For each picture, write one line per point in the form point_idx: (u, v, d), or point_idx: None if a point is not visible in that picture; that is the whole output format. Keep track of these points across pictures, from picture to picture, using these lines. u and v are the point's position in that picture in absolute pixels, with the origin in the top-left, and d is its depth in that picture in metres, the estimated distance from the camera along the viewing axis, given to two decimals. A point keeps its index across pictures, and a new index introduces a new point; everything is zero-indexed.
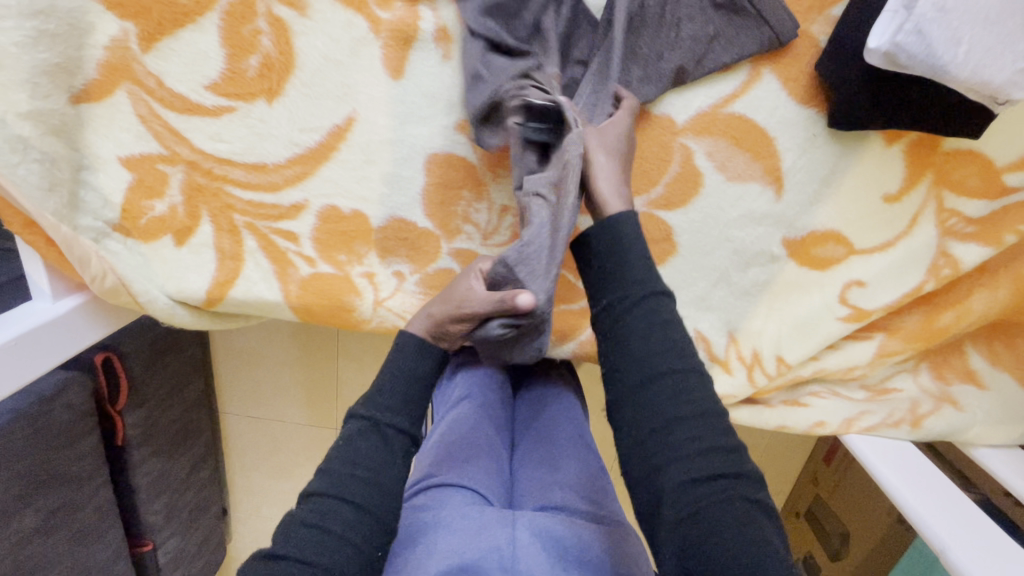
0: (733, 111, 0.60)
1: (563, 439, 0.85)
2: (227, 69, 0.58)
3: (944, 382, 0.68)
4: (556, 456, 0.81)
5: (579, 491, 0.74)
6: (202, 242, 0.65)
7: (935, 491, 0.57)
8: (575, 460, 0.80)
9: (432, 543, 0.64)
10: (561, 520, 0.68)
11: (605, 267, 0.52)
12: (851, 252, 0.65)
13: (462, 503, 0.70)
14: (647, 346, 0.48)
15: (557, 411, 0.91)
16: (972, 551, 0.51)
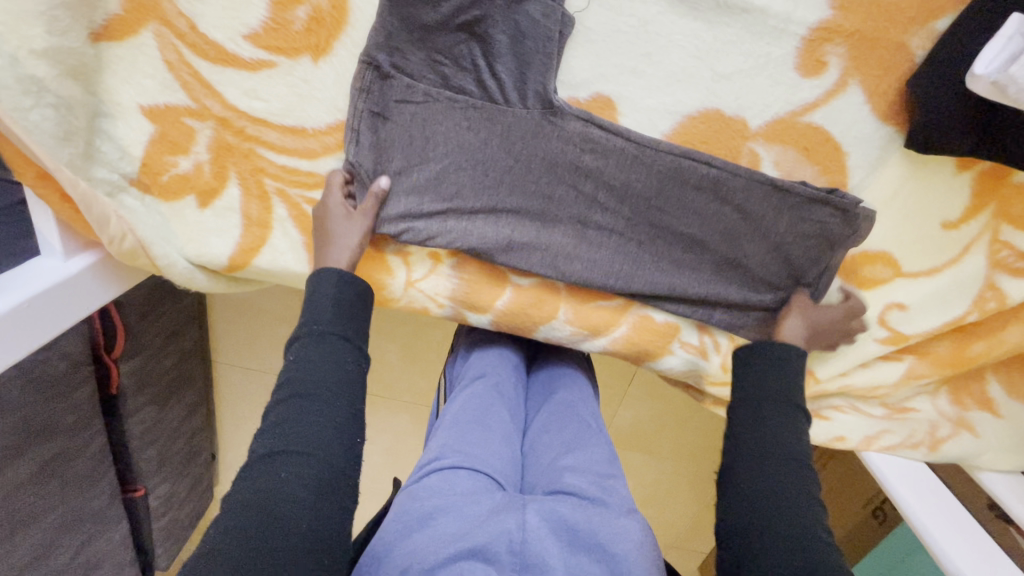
0: (811, 121, 0.56)
1: (575, 423, 0.84)
2: (270, 19, 0.51)
3: (961, 407, 0.69)
4: (568, 440, 0.81)
5: (594, 477, 0.74)
6: (228, 206, 0.60)
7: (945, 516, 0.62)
8: (590, 445, 0.80)
9: (444, 526, 0.64)
10: (573, 504, 0.68)
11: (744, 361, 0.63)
12: (898, 273, 0.65)
13: (473, 488, 0.70)
14: (774, 429, 0.55)
15: (572, 397, 0.90)
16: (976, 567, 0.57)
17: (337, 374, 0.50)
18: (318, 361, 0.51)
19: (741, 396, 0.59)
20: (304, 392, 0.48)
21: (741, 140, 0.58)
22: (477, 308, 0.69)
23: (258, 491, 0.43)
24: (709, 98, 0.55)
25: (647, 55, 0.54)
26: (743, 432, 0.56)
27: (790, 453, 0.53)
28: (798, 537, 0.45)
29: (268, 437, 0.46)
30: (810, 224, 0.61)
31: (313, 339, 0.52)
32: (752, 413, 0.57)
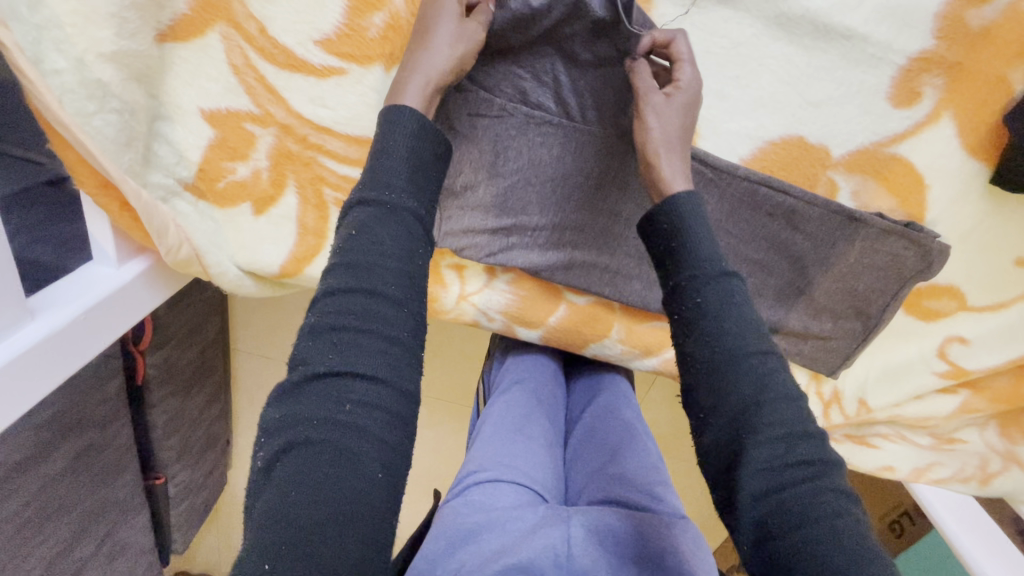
0: (896, 152, 0.54)
1: (614, 429, 0.82)
2: (344, 25, 0.49)
3: (1010, 441, 0.68)
4: (609, 447, 0.78)
5: (640, 485, 0.70)
6: (284, 214, 0.58)
7: (999, 553, 0.60)
8: (633, 451, 0.76)
9: (491, 540, 0.61)
10: (620, 515, 0.65)
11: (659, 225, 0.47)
12: (963, 307, 0.64)
13: (516, 500, 0.67)
14: (734, 354, 0.42)
15: (609, 404, 0.87)
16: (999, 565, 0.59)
17: (396, 263, 0.39)
18: (384, 248, 0.39)
19: (664, 233, 0.47)
20: (365, 288, 0.38)
21: (822, 168, 0.56)
22: (529, 324, 0.68)
23: (321, 420, 0.35)
24: (794, 125, 0.54)
25: (735, 78, 0.52)
26: (706, 284, 0.44)
27: (756, 344, 0.42)
28: (794, 464, 0.39)
29: (321, 357, 0.36)
30: (885, 255, 0.59)
31: (380, 213, 0.40)
32: (700, 287, 0.44)
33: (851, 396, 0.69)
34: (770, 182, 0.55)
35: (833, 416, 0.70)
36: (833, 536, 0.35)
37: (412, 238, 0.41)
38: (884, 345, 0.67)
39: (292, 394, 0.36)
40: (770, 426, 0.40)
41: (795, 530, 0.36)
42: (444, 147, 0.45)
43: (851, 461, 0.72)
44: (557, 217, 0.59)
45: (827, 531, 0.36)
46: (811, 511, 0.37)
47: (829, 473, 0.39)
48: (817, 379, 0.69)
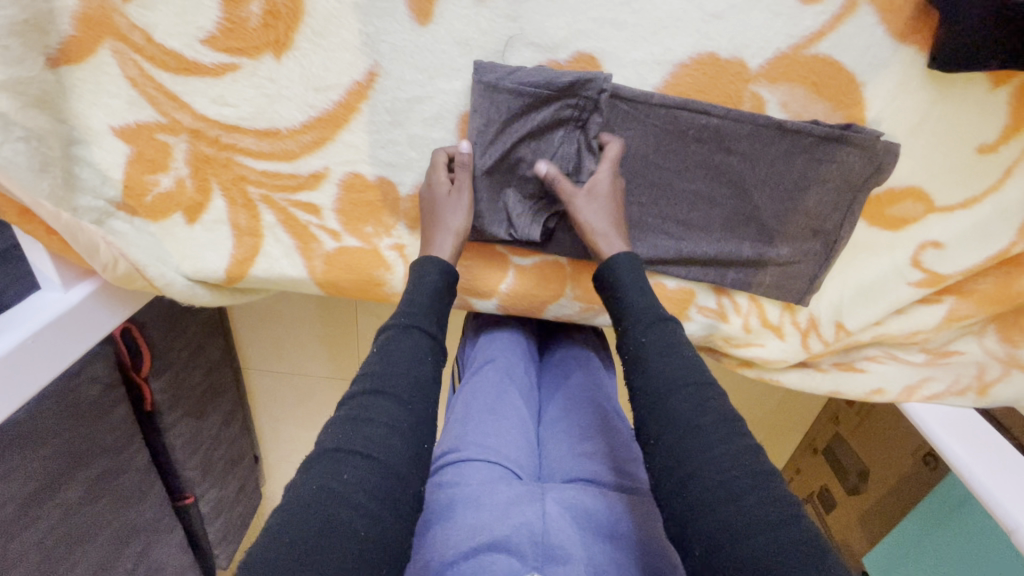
0: (818, 52, 0.51)
1: (588, 405, 0.78)
2: (224, 19, 0.49)
3: (1012, 345, 0.63)
4: (584, 424, 0.75)
5: (610, 463, 0.69)
6: (216, 218, 0.60)
7: (997, 470, 0.55)
8: (607, 430, 0.74)
9: (461, 520, 0.59)
10: (593, 492, 0.64)
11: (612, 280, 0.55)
12: (931, 210, 0.59)
13: (491, 478, 0.64)
14: (670, 367, 0.49)
15: (586, 381, 0.83)
16: (1005, 485, 0.54)
17: (407, 374, 0.48)
18: (400, 355, 0.49)
19: (617, 287, 0.55)
20: (384, 387, 0.47)
21: (741, 84, 0.53)
22: (481, 294, 0.67)
23: (327, 484, 0.40)
24: (702, 41, 0.51)
25: (628, 2, 0.50)
26: (649, 328, 0.51)
27: (693, 375, 0.48)
28: (734, 472, 0.41)
29: (343, 434, 0.43)
30: (828, 165, 0.55)
31: (396, 333, 0.50)
32: (642, 330, 0.52)
33: (828, 321, 0.66)
34: (685, 106, 0.53)
35: (812, 344, 0.67)
36: (779, 530, 0.37)
37: (417, 351, 0.50)
38: (852, 262, 0.63)
39: (306, 466, 0.42)
40: (706, 444, 0.43)
41: (742, 527, 0.38)
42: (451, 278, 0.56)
43: (842, 388, 0.68)
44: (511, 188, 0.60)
45: (769, 529, 0.37)
46: (755, 514, 0.39)
47: (771, 477, 0.41)
48: (789, 308, 0.67)
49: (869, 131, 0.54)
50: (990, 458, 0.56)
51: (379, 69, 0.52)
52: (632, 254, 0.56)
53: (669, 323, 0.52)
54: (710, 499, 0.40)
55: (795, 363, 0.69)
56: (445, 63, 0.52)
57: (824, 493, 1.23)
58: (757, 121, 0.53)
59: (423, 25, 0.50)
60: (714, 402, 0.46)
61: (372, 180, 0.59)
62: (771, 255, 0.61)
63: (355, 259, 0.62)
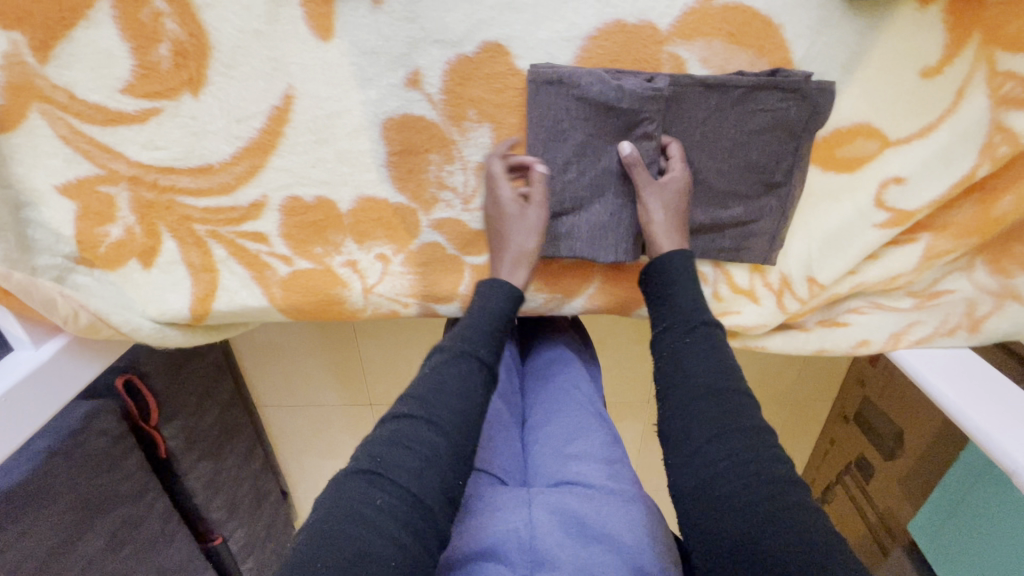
0: (726, 1, 0.50)
1: (572, 404, 0.73)
2: (137, 66, 0.50)
3: (1004, 276, 0.59)
4: (569, 424, 0.70)
5: (597, 463, 0.64)
6: (171, 260, 0.61)
7: (997, 414, 0.51)
8: (594, 429, 0.69)
9: (447, 544, 0.57)
10: (581, 495, 0.60)
11: (664, 283, 0.54)
12: (885, 145, 0.56)
13: (478, 487, 0.62)
14: (701, 368, 0.47)
15: (569, 377, 0.78)
16: (1006, 429, 0.49)
17: (455, 401, 0.49)
18: (448, 383, 0.49)
19: (663, 285, 0.54)
20: (428, 415, 0.47)
21: (655, 46, 0.51)
22: (443, 299, 0.65)
23: (360, 506, 0.42)
24: (605, 11, 0.50)
25: None
26: (690, 328, 0.50)
27: (727, 381, 0.46)
28: (763, 481, 0.39)
29: (380, 456, 0.45)
30: (764, 116, 0.53)
31: (449, 358, 0.51)
32: (684, 329, 0.50)
33: (799, 277, 0.63)
34: (601, 82, 0.51)
35: (788, 305, 0.64)
36: (808, 535, 0.36)
37: (470, 380, 0.50)
38: (813, 213, 0.61)
39: (342, 481, 0.44)
40: (733, 439, 0.42)
41: (768, 529, 0.36)
42: (510, 305, 0.57)
43: (828, 346, 0.65)
44: (446, 188, 0.60)
45: (796, 533, 0.36)
46: (781, 523, 0.37)
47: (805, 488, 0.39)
48: (759, 270, 0.64)
49: (798, 75, 0.51)
50: (985, 401, 0.52)
51: (294, 91, 0.53)
52: (682, 253, 0.55)
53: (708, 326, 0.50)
54: (741, 501, 0.38)
55: (775, 326, 0.65)
56: (356, 75, 0.52)
57: (862, 461, 1.16)
58: (679, 79, 0.52)
59: (326, 41, 0.51)
60: (749, 414, 0.44)
61: (311, 201, 0.60)
62: (724, 215, 0.60)
63: (310, 280, 0.63)
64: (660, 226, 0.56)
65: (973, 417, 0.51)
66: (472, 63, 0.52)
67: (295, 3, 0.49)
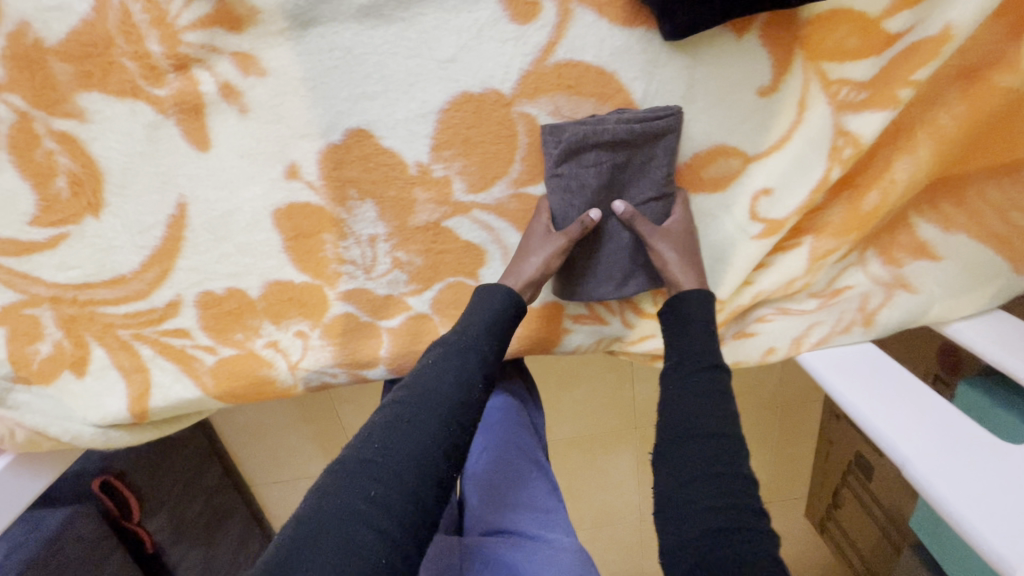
0: (558, 60, 0.53)
1: (511, 454, 0.71)
2: (40, 200, 0.55)
3: (896, 265, 0.61)
4: (506, 476, 0.68)
5: (533, 515, 0.62)
6: (102, 366, 0.65)
7: (889, 409, 0.51)
8: (531, 479, 0.67)
9: None
10: (512, 545, 0.57)
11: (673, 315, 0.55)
12: (747, 161, 0.59)
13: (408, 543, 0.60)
14: (694, 406, 0.46)
15: (508, 426, 0.75)
16: (896, 424, 0.50)
17: (449, 387, 0.46)
18: (441, 374, 0.47)
19: (675, 315, 0.55)
20: (427, 405, 0.45)
21: (502, 109, 0.55)
22: (366, 364, 0.66)
23: (353, 499, 0.39)
24: (451, 86, 0.54)
25: (369, 75, 0.53)
26: (697, 369, 0.49)
27: (720, 425, 0.44)
28: (733, 516, 0.38)
29: (373, 446, 0.42)
30: (603, 162, 0.56)
31: (451, 351, 0.49)
32: (692, 367, 0.49)
33: None
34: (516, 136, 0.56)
35: None
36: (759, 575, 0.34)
37: (466, 368, 0.48)
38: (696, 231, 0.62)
39: (335, 472, 0.42)
40: (711, 484, 0.41)
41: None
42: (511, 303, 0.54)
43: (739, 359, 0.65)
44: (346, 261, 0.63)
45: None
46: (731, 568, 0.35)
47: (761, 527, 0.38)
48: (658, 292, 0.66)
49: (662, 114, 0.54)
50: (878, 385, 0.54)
51: (186, 199, 0.58)
52: (702, 291, 0.55)
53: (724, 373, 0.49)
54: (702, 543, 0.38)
55: None
56: (240, 176, 0.57)
57: (861, 458, 1.11)
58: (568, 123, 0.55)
59: (205, 151, 0.55)
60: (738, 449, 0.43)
61: (222, 293, 0.63)
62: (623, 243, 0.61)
63: (236, 366, 0.65)
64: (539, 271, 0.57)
65: (862, 413, 0.52)
66: (342, 149, 0.57)
67: (170, 124, 0.54)
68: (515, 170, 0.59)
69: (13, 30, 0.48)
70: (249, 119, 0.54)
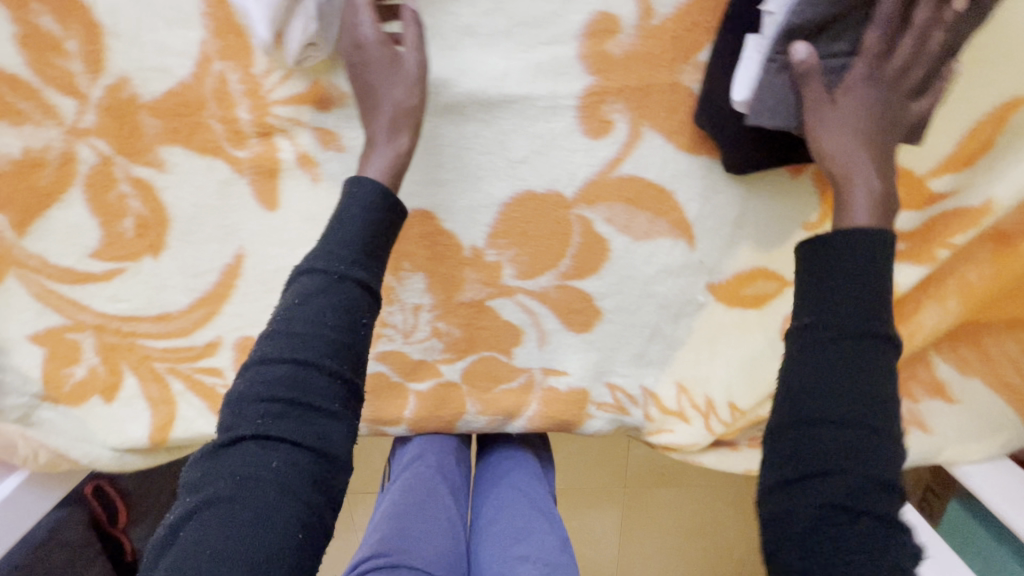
0: (622, 174, 0.56)
1: (523, 510, 0.69)
2: (104, 236, 0.57)
3: (913, 400, 0.63)
4: (516, 528, 0.66)
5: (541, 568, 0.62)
6: (132, 394, 0.65)
7: None
8: (541, 532, 0.66)
9: None
10: None
11: (822, 278, 0.40)
12: (784, 286, 0.62)
13: None
14: (842, 387, 0.37)
15: (520, 475, 0.73)
16: None
17: (332, 332, 0.43)
18: (312, 305, 0.43)
19: (831, 267, 0.40)
20: (297, 361, 0.42)
21: (561, 209, 0.58)
22: (390, 421, 0.67)
23: (238, 479, 0.40)
24: (517, 184, 0.57)
25: (443, 164, 0.56)
26: (852, 362, 0.38)
27: (870, 409, 0.37)
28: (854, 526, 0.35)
29: (249, 422, 0.41)
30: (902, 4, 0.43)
31: (321, 284, 0.43)
32: (833, 349, 0.38)
33: (722, 401, 0.66)
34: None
35: (715, 426, 0.66)
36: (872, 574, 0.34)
37: (346, 304, 0.44)
38: (727, 342, 0.65)
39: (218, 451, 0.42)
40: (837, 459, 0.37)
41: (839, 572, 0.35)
42: (381, 222, 0.47)
43: (753, 466, 0.69)
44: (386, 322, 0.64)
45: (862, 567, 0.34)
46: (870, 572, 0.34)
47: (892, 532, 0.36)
48: (684, 390, 0.66)
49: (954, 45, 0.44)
50: None
51: (245, 251, 0.59)
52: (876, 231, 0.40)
53: (867, 365, 0.38)
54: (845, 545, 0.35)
55: (707, 444, 0.68)
56: (301, 238, 0.58)
57: None
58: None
59: (272, 211, 0.57)
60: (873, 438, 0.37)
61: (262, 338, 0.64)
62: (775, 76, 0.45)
63: None
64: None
65: None
66: (406, 226, 0.59)
67: (243, 182, 0.55)
68: (563, 264, 0.61)
69: (111, 83, 0.50)
70: (315, 187, 0.56)
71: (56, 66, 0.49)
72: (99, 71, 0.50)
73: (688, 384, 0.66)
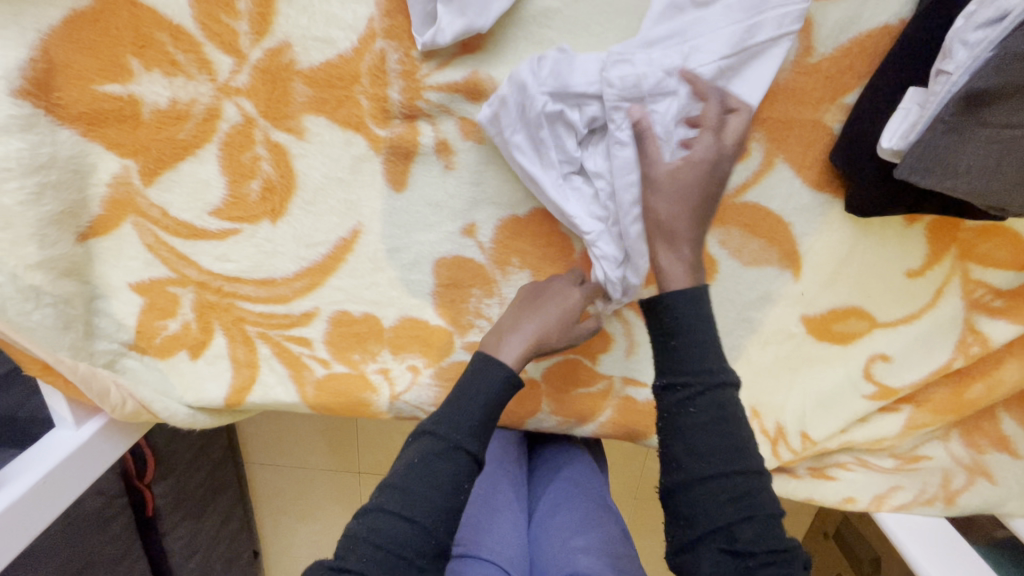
0: (746, 200, 0.58)
1: (582, 502, 0.67)
2: (229, 196, 0.58)
3: (977, 450, 0.66)
4: (575, 518, 0.64)
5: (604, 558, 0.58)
6: (217, 353, 0.63)
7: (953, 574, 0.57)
8: (601, 524, 0.63)
9: None
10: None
11: (674, 337, 0.45)
12: (874, 325, 0.63)
13: None
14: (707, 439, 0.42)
15: (578, 470, 0.73)
16: None
17: (482, 448, 0.45)
18: (467, 420, 0.45)
19: (671, 326, 0.45)
20: (457, 441, 0.44)
21: None
22: None
23: (382, 533, 0.41)
24: None
25: None
26: (700, 394, 0.43)
27: (729, 461, 0.42)
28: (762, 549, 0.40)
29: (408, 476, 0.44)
30: None
31: (478, 400, 0.46)
32: (690, 394, 0.43)
33: (794, 430, 0.66)
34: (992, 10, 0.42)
35: (782, 453, 0.67)
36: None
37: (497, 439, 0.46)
38: (810, 375, 0.66)
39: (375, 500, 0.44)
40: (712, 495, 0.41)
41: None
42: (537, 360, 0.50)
43: (816, 495, 0.68)
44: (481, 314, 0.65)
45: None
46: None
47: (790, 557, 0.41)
48: (757, 415, 0.67)
49: None
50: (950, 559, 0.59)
51: (362, 227, 0.60)
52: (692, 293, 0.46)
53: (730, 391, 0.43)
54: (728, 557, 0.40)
55: (770, 470, 0.68)
56: (417, 220, 0.59)
57: None
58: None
59: (397, 191, 0.58)
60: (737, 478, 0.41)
61: (358, 315, 0.63)
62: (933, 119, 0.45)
63: (341, 383, 0.63)
64: (675, 268, 0.48)
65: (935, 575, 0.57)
66: (520, 220, 0.59)
67: (377, 161, 0.57)
68: None
69: (274, 48, 0.53)
70: (443, 173, 0.57)
71: (222, 22, 0.52)
72: (263, 32, 0.53)
73: (761, 409, 0.67)
